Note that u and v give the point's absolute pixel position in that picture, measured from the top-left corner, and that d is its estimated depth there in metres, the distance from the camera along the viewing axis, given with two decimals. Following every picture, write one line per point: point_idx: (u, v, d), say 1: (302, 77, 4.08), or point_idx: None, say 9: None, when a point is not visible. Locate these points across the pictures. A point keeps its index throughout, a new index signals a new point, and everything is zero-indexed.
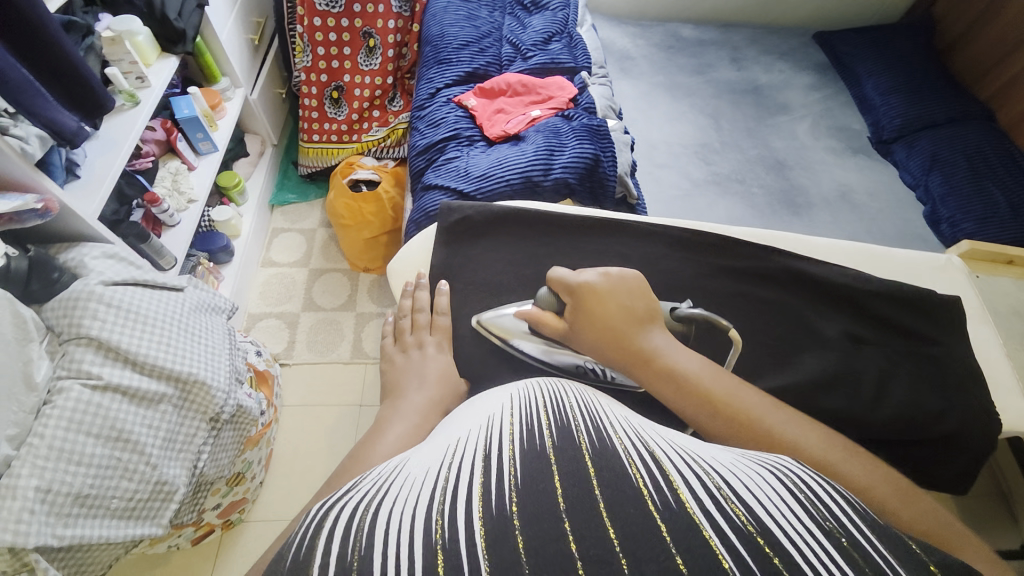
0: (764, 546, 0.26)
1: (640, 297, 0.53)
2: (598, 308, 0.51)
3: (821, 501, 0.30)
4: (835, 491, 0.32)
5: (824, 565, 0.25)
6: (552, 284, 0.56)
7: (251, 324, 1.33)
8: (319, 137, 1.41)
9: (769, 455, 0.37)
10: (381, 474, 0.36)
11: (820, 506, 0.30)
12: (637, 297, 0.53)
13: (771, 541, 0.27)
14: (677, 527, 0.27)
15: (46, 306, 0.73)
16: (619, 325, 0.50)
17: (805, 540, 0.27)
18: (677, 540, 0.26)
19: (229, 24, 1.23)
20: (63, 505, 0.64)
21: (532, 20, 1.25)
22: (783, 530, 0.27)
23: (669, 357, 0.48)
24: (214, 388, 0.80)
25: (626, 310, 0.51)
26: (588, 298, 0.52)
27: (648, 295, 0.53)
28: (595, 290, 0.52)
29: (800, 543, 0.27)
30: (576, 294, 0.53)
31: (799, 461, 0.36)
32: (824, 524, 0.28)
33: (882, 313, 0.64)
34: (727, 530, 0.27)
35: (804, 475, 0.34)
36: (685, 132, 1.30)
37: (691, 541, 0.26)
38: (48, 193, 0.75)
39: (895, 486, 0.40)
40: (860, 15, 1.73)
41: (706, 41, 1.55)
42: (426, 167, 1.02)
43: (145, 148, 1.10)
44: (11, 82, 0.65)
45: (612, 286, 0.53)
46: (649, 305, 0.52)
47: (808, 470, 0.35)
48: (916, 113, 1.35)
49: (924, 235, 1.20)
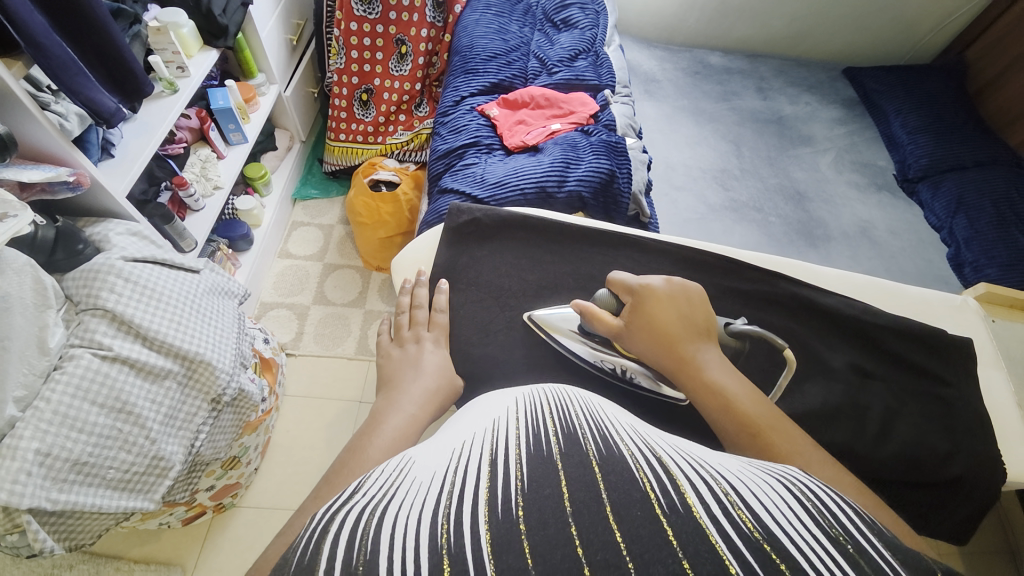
0: (770, 552, 0.26)
1: (699, 307, 0.53)
2: (657, 311, 0.52)
3: (830, 512, 0.30)
4: (844, 504, 0.31)
5: (832, 571, 0.25)
6: (614, 284, 0.58)
7: (263, 312, 1.35)
8: (345, 136, 1.46)
9: (779, 465, 0.37)
10: (385, 475, 0.34)
11: (828, 515, 0.30)
12: (696, 306, 0.53)
13: (777, 548, 0.26)
14: (685, 532, 0.26)
15: (68, 275, 0.76)
16: (674, 330, 0.51)
17: (812, 546, 0.26)
18: (684, 544, 0.25)
19: (270, 23, 1.28)
20: (61, 470, 0.66)
21: (560, 37, 1.27)
22: (791, 538, 0.27)
23: (715, 370, 0.49)
24: (219, 369, 0.82)
25: (683, 318, 0.52)
26: (647, 302, 0.53)
27: (707, 308, 0.54)
28: (656, 295, 0.53)
29: (809, 550, 0.26)
30: (640, 296, 0.54)
31: (807, 473, 0.35)
32: (830, 533, 0.28)
33: (891, 348, 0.62)
34: (734, 536, 0.26)
35: (813, 486, 0.33)
36: (705, 156, 1.30)
37: (698, 545, 0.25)
38: (81, 167, 0.78)
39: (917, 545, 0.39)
40: (892, 53, 1.73)
41: (734, 69, 1.55)
42: (444, 171, 1.04)
43: (179, 134, 1.14)
44: (57, 61, 0.68)
45: (672, 293, 0.54)
46: (707, 317, 0.53)
47: (818, 483, 0.34)
48: (943, 153, 1.33)
49: (945, 277, 1.17)
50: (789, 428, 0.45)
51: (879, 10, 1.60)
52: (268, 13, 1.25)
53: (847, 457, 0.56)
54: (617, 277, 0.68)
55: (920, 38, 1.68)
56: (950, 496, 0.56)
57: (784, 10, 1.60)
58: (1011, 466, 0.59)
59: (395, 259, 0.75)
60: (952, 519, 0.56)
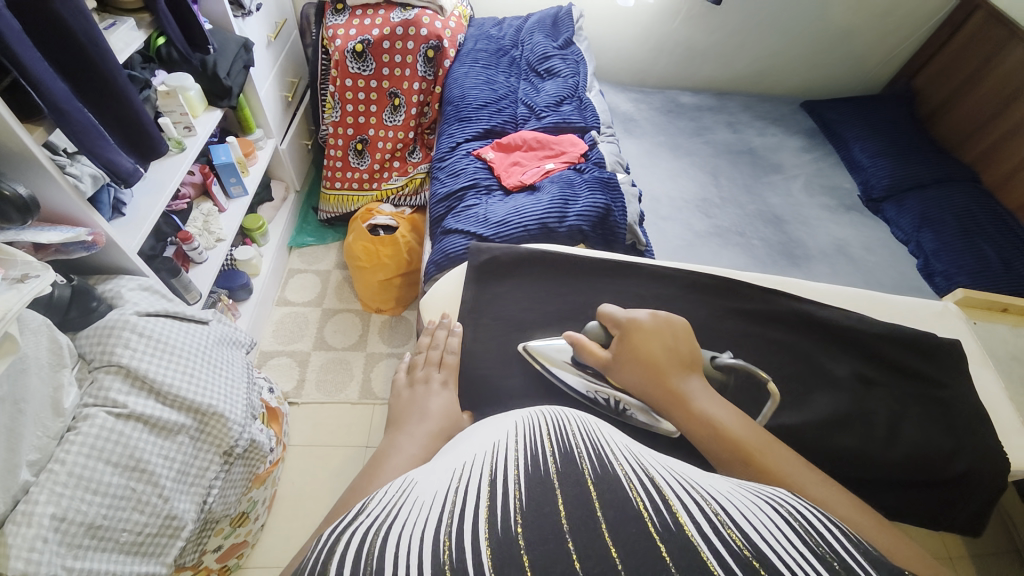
0: (758, 566, 0.28)
1: (683, 339, 0.56)
2: (642, 342, 0.56)
3: (816, 531, 0.32)
4: (831, 523, 0.34)
5: None
6: (603, 318, 0.62)
7: (263, 361, 1.34)
8: (341, 184, 1.51)
9: (767, 487, 0.39)
10: (388, 496, 0.37)
11: (814, 534, 0.32)
12: (681, 338, 0.56)
13: (765, 563, 0.28)
14: (678, 550, 0.29)
15: (81, 333, 0.76)
16: (661, 362, 0.54)
17: (799, 562, 0.28)
18: (677, 560, 0.28)
19: (267, 83, 1.35)
20: (75, 535, 0.64)
21: (544, 85, 1.36)
22: (779, 554, 0.29)
23: (704, 401, 0.51)
24: (231, 420, 0.82)
25: (669, 350, 0.55)
26: (633, 335, 0.56)
27: (691, 338, 0.57)
28: (642, 327, 0.57)
29: (793, 565, 0.28)
30: (626, 327, 0.58)
31: (795, 495, 0.38)
32: (817, 550, 0.30)
33: (888, 355, 0.66)
34: (725, 553, 0.29)
35: (799, 506, 0.36)
36: (687, 187, 1.39)
37: (689, 560, 0.28)
38: (98, 227, 0.79)
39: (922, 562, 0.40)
40: (844, 87, 1.89)
41: (703, 106, 1.68)
42: (446, 214, 1.08)
43: (183, 190, 1.16)
44: (78, 126, 0.70)
45: (657, 325, 0.57)
46: (692, 347, 0.56)
47: (805, 503, 0.37)
48: (902, 173, 1.44)
49: (920, 286, 1.25)
50: (778, 448, 0.47)
51: (828, 49, 1.76)
52: (266, 73, 1.33)
53: (862, 462, 0.59)
54: (629, 303, 0.71)
55: (868, 72, 1.84)
56: (960, 491, 0.60)
57: (744, 51, 1.76)
58: (1011, 457, 0.63)
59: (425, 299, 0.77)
60: (963, 514, 0.60)
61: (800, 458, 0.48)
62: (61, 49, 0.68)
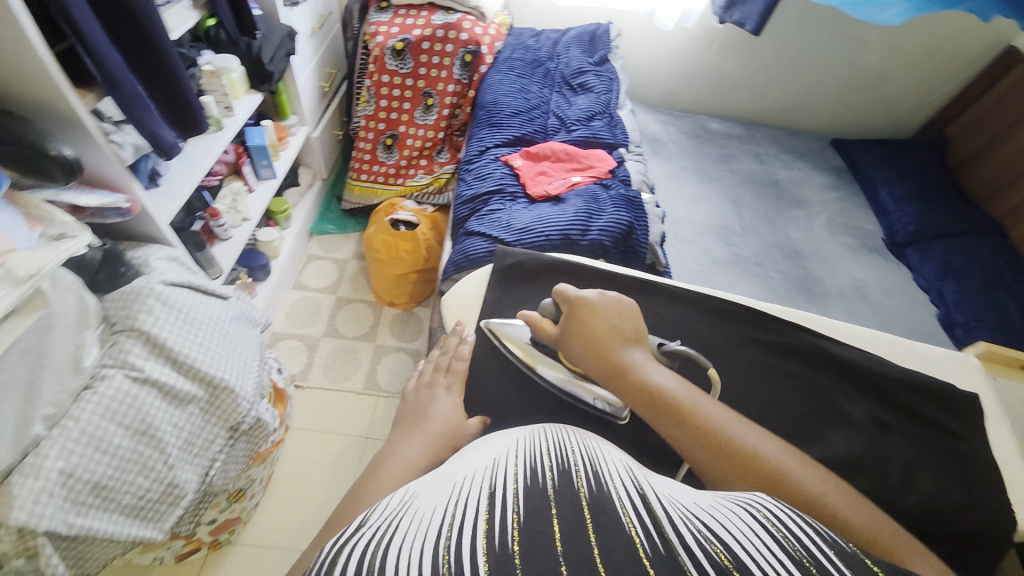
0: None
1: (628, 317, 0.57)
2: (586, 320, 0.56)
3: (793, 535, 0.33)
4: (805, 523, 0.35)
5: None
6: (553, 296, 0.62)
7: (273, 342, 1.36)
8: (366, 177, 1.54)
9: (750, 494, 0.41)
10: (389, 508, 0.37)
11: (793, 541, 0.33)
12: (625, 316, 0.57)
13: (744, 575, 0.29)
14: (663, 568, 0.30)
15: (108, 295, 0.78)
16: (604, 338, 0.55)
17: (777, 572, 0.29)
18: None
19: (306, 72, 1.38)
20: (80, 493, 0.66)
21: (577, 99, 1.38)
22: (758, 563, 0.30)
23: (645, 370, 0.53)
24: (241, 397, 0.83)
25: (612, 327, 0.56)
26: (580, 313, 0.57)
27: (636, 316, 0.58)
28: (587, 304, 0.57)
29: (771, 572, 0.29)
30: (570, 306, 0.58)
31: (771, 498, 0.39)
32: (795, 555, 0.31)
33: (905, 401, 0.66)
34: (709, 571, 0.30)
35: (774, 509, 0.37)
36: (709, 213, 1.39)
37: None
38: (135, 195, 0.82)
39: (854, 501, 0.45)
40: (874, 130, 1.89)
41: (732, 135, 1.68)
42: (469, 216, 1.09)
43: (216, 167, 1.19)
44: (126, 95, 0.72)
45: (604, 303, 0.57)
46: (637, 325, 0.57)
47: (785, 508, 0.38)
48: (928, 221, 1.44)
49: (937, 336, 1.23)
50: (713, 408, 0.50)
51: (862, 91, 1.76)
52: (305, 63, 1.36)
53: None
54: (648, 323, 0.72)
55: (900, 116, 1.84)
56: (973, 548, 0.58)
57: (776, 84, 1.76)
58: None
59: (448, 297, 0.76)
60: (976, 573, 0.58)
61: (736, 414, 0.51)
62: (120, 21, 0.71)
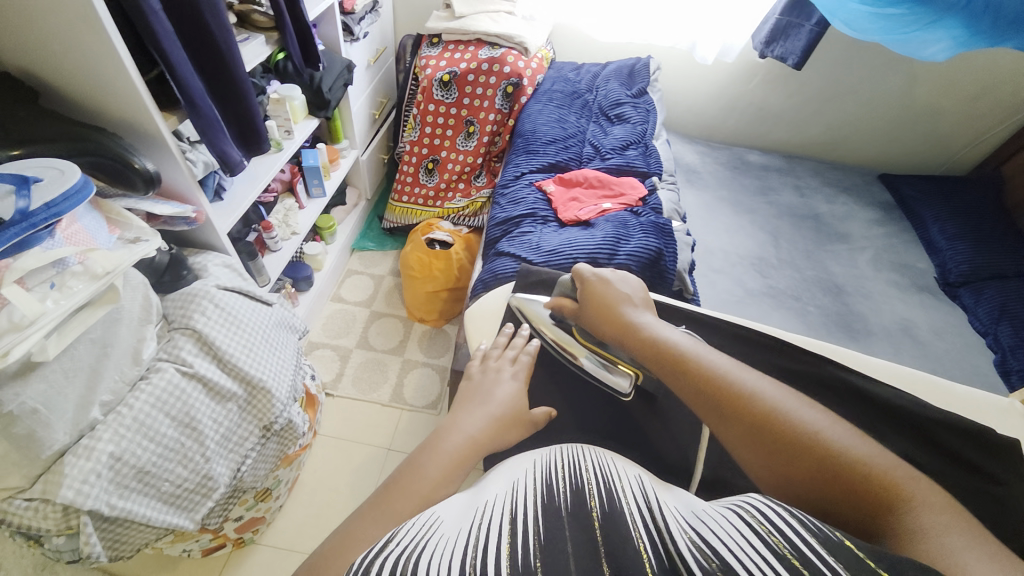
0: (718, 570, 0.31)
1: (635, 292, 0.72)
2: (599, 293, 0.72)
3: (776, 530, 0.35)
4: (791, 516, 0.36)
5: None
6: (574, 279, 0.78)
7: (309, 351, 1.43)
8: (407, 198, 1.62)
9: (748, 495, 0.42)
10: (414, 528, 0.38)
11: (776, 533, 0.34)
12: (632, 291, 0.72)
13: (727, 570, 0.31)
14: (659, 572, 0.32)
15: (168, 296, 0.86)
16: (613, 305, 0.69)
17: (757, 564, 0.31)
18: None
19: (360, 100, 1.48)
20: (125, 477, 0.71)
21: (613, 129, 1.41)
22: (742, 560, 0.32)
23: (648, 326, 0.64)
24: (276, 398, 0.87)
25: (620, 297, 0.70)
26: (594, 289, 0.72)
27: (642, 293, 0.73)
28: (600, 283, 0.73)
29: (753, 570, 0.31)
30: (588, 284, 0.73)
31: (765, 498, 0.40)
32: (777, 550, 0.32)
33: (943, 442, 0.61)
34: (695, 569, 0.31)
35: (763, 506, 0.39)
36: (744, 244, 1.37)
37: None
38: (201, 206, 0.90)
39: (855, 437, 0.48)
40: (927, 166, 1.81)
41: (771, 167, 1.66)
42: (500, 237, 1.13)
43: (272, 184, 1.29)
44: (203, 118, 0.81)
45: (614, 281, 0.73)
46: (642, 298, 0.71)
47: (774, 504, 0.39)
48: (985, 261, 1.35)
49: (995, 384, 1.14)
50: (711, 353, 0.58)
51: (913, 126, 1.71)
52: (360, 92, 1.47)
53: None
54: None
55: (955, 153, 1.75)
56: None
57: (819, 118, 1.74)
58: None
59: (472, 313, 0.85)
60: None
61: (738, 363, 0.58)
62: (204, 54, 0.81)
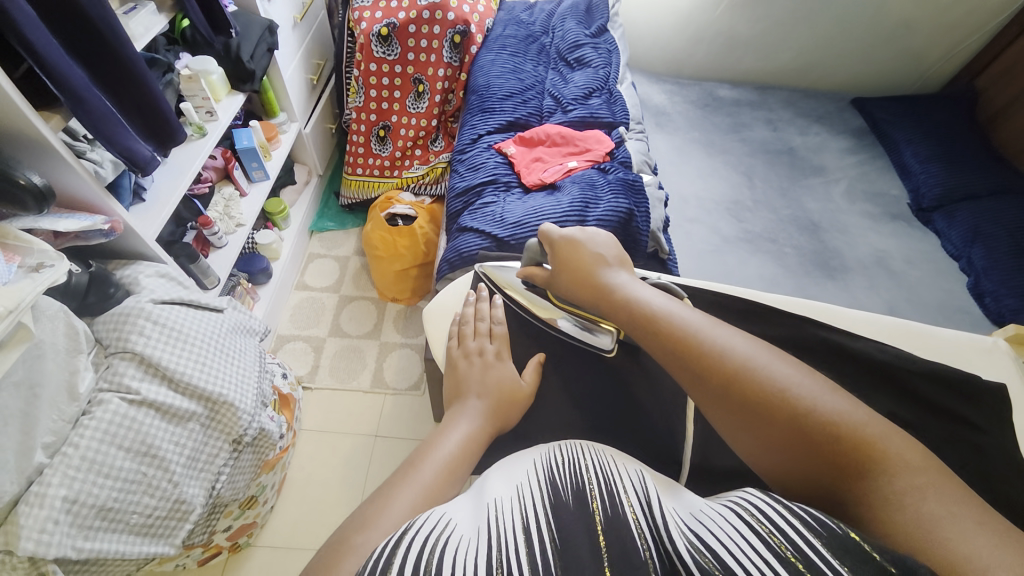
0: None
1: (608, 246, 0.64)
2: (565, 255, 0.65)
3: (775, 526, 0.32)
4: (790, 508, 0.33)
5: None
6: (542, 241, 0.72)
7: (279, 345, 1.36)
8: (362, 170, 1.50)
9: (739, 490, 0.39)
10: (425, 526, 0.36)
11: (776, 532, 0.31)
12: (604, 246, 0.65)
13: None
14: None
15: (99, 317, 0.78)
16: (579, 266, 0.63)
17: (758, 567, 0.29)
18: None
19: (291, 65, 1.33)
20: (86, 517, 0.66)
21: (574, 76, 1.30)
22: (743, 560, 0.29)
23: (613, 286, 0.58)
24: (241, 410, 0.82)
25: (586, 255, 0.64)
26: (559, 250, 0.67)
27: (615, 246, 0.65)
28: (565, 242, 0.67)
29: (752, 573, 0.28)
30: (555, 247, 0.67)
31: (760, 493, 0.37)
32: (773, 549, 0.30)
33: (924, 394, 0.61)
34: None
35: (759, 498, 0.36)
36: (718, 188, 1.31)
37: None
38: (116, 214, 0.80)
39: (834, 394, 0.42)
40: (899, 85, 1.75)
41: (743, 102, 1.58)
42: (462, 210, 1.06)
43: (205, 174, 1.16)
44: (94, 112, 0.69)
45: (581, 236, 0.66)
46: (617, 253, 0.64)
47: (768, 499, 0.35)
48: (957, 182, 1.33)
49: (967, 307, 1.15)
50: (681, 309, 0.51)
51: (886, 43, 1.62)
52: (291, 56, 1.31)
53: None
54: None
55: (929, 67, 1.69)
56: None
57: (790, 42, 1.64)
58: None
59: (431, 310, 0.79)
60: None
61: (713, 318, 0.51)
62: (83, 36, 0.68)
